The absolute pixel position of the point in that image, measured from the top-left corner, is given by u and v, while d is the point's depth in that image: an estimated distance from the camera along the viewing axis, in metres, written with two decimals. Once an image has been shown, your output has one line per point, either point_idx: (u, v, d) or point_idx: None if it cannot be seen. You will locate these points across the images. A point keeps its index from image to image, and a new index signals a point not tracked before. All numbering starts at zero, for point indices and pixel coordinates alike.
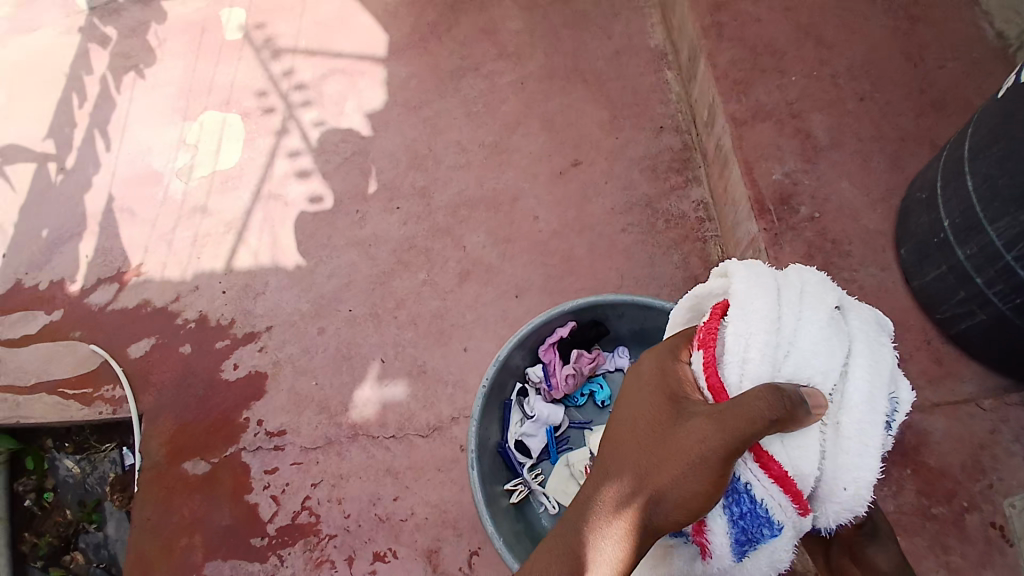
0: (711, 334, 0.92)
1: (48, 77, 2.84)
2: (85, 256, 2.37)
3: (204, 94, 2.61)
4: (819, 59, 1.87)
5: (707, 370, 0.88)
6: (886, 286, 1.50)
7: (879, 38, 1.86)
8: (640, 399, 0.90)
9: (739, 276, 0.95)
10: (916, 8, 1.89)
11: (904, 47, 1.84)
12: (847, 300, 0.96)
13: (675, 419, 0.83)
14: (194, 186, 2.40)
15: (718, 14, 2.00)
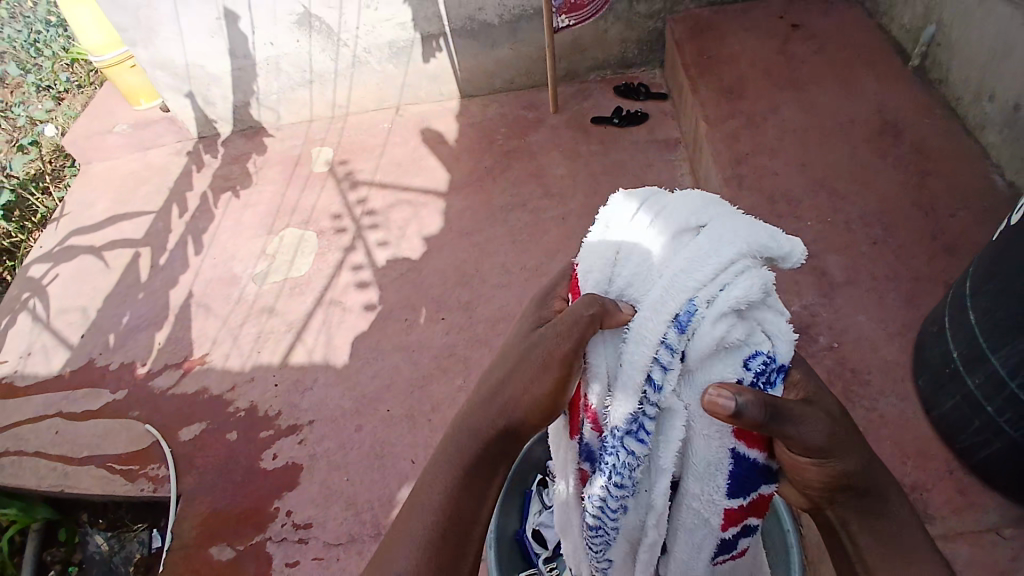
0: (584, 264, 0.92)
1: (157, 190, 3.37)
2: (158, 343, 2.63)
3: (289, 213, 3.02)
4: (832, 207, 2.08)
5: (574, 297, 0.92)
6: (907, 415, 1.54)
7: (889, 192, 2.07)
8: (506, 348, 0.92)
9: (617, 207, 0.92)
10: (922, 169, 2.11)
11: (914, 200, 2.03)
12: (720, 214, 0.81)
13: (527, 355, 0.86)
14: (266, 289, 2.71)
15: (739, 168, 2.28)
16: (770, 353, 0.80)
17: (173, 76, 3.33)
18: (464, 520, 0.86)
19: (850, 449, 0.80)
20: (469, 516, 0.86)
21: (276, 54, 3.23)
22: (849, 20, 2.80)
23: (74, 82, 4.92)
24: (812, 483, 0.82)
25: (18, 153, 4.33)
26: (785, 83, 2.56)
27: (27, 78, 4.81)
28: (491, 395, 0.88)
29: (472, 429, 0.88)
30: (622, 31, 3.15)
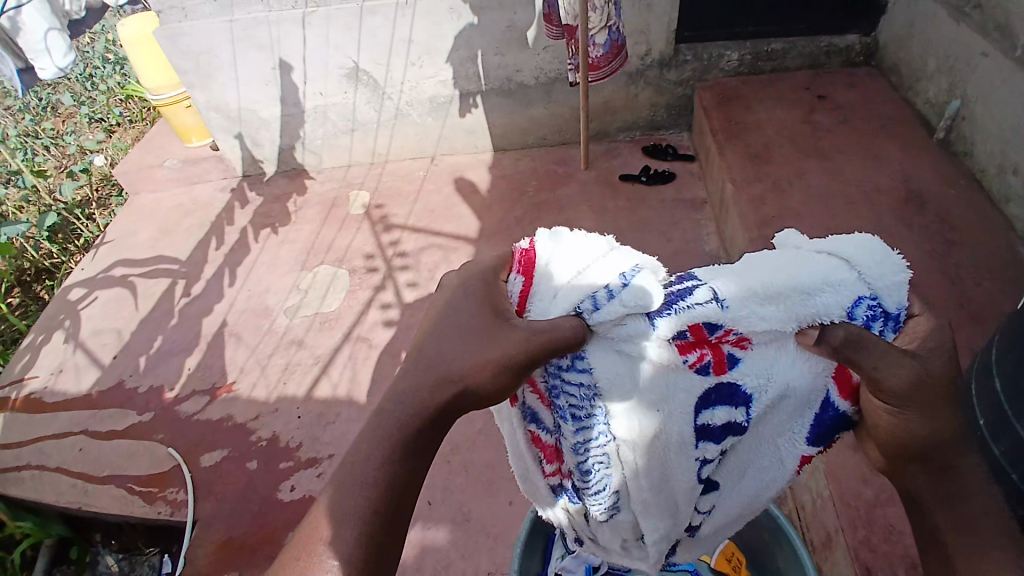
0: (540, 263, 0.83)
1: (200, 223, 3.53)
2: (188, 369, 2.70)
3: (323, 251, 3.13)
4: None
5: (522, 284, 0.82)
6: None
7: (915, 259, 2.10)
8: (453, 314, 0.78)
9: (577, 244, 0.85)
10: (949, 237, 2.14)
11: (941, 267, 2.05)
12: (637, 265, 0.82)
13: (488, 330, 0.76)
14: (297, 322, 2.78)
15: (765, 229, 2.33)
16: (874, 296, 0.79)
17: (226, 118, 3.53)
18: (397, 506, 0.75)
19: (931, 408, 0.75)
20: (402, 503, 0.76)
21: (323, 103, 3.43)
22: (873, 95, 2.91)
23: (127, 117, 5.22)
24: (882, 431, 0.79)
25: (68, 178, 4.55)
26: (811, 150, 2.65)
27: (83, 111, 5.14)
28: (434, 370, 0.76)
29: (408, 407, 0.75)
30: (652, 96, 3.30)
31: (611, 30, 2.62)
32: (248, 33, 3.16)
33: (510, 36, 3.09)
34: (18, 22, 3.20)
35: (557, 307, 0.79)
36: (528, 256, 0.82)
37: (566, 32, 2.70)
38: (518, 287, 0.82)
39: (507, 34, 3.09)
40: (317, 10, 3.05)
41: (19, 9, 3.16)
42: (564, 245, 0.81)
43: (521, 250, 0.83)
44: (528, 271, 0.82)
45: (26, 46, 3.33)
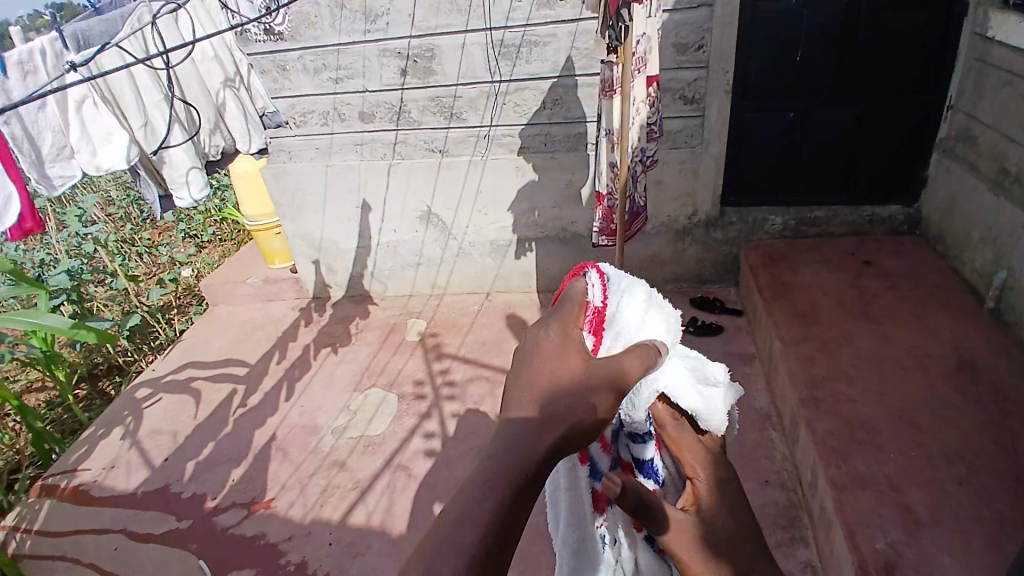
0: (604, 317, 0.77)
1: (267, 338, 3.79)
2: (232, 480, 2.76)
3: (376, 374, 3.27)
4: (913, 441, 2.04)
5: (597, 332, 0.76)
6: None
7: (971, 430, 2.03)
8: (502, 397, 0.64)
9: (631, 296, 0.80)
10: (1009, 411, 2.07)
11: (1002, 441, 1.97)
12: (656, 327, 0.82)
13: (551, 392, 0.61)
14: (343, 442, 2.85)
15: (815, 389, 2.32)
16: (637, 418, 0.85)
17: (308, 246, 3.93)
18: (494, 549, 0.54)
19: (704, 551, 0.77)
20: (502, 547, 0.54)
21: (395, 239, 3.79)
22: (919, 263, 2.99)
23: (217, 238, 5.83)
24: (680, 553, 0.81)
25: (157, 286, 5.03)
26: (859, 313, 2.69)
27: (180, 228, 5.82)
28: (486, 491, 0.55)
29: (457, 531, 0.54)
30: (699, 252, 3.48)
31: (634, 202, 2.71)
32: (340, 177, 3.64)
33: (567, 193, 3.42)
34: (166, 161, 3.34)
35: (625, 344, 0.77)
36: (600, 288, 0.78)
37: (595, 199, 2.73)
38: (586, 334, 0.75)
39: (565, 191, 3.42)
40: (402, 163, 3.52)
41: (169, 148, 3.28)
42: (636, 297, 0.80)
43: (592, 277, 0.79)
44: (595, 316, 0.76)
45: (169, 178, 3.41)
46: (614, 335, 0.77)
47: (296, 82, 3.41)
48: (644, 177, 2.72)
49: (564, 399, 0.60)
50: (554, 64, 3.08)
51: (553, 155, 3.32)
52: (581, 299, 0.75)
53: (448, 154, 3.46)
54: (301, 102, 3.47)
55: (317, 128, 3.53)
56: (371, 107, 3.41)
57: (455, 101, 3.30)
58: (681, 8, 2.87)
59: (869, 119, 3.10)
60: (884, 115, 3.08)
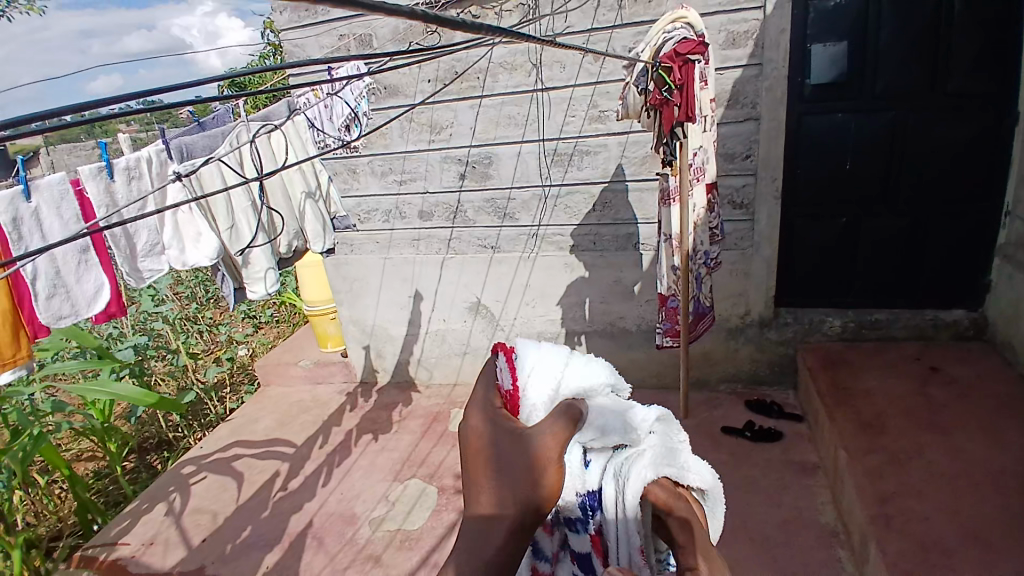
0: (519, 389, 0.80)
1: (312, 420, 3.83)
2: (264, 566, 2.70)
3: (417, 464, 3.23)
4: (993, 566, 1.81)
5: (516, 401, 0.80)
6: None
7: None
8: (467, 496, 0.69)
9: (544, 361, 0.81)
10: None
11: None
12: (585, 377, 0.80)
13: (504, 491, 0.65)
14: (378, 535, 2.76)
15: (884, 505, 2.13)
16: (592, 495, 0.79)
17: (360, 332, 4.05)
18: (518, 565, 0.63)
19: None
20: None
21: (444, 328, 3.86)
22: (991, 370, 2.81)
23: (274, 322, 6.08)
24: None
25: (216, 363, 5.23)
26: (928, 424, 2.51)
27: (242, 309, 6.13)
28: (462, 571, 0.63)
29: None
30: (753, 351, 3.39)
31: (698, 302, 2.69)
32: (396, 269, 3.82)
33: (615, 289, 3.45)
34: (248, 259, 3.29)
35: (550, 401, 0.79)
36: (509, 370, 0.81)
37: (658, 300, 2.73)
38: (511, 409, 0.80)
39: (613, 287, 3.45)
40: (456, 257, 3.68)
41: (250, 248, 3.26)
42: (543, 361, 0.81)
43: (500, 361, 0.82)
44: (512, 399, 0.80)
45: (248, 274, 3.35)
46: (533, 407, 0.79)
47: (364, 183, 3.72)
48: (708, 279, 2.73)
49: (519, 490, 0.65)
50: (604, 170, 3.23)
51: (602, 253, 3.40)
52: (492, 392, 0.78)
53: (500, 250, 3.59)
54: (367, 199, 3.75)
55: (379, 225, 3.79)
56: (430, 207, 3.64)
57: (509, 203, 3.48)
58: (728, 122, 3.01)
59: (922, 227, 3.08)
60: (936, 224, 3.06)
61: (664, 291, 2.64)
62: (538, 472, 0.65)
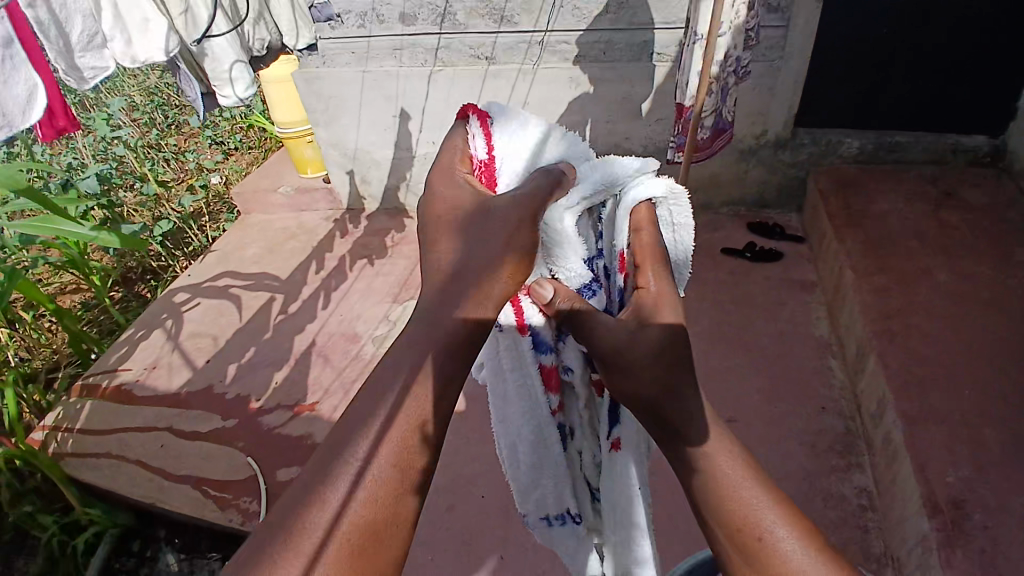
0: (491, 164, 0.95)
1: (301, 246, 3.71)
2: (274, 383, 2.76)
3: (416, 287, 3.19)
4: (992, 379, 1.96)
5: (486, 172, 0.95)
6: None
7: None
8: (426, 263, 0.87)
9: (513, 133, 0.95)
10: None
11: None
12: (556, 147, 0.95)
13: (461, 248, 0.84)
14: (385, 352, 2.81)
15: (889, 321, 2.23)
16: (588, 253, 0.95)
17: (343, 155, 3.76)
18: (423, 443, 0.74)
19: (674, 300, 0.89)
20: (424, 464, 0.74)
21: (435, 151, 3.60)
22: (1001, 198, 2.82)
23: (243, 147, 5.61)
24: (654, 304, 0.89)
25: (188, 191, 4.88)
26: (937, 247, 2.56)
27: (206, 134, 5.60)
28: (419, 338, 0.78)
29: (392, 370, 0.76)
30: (762, 175, 3.28)
31: (718, 116, 2.45)
32: (379, 84, 3.42)
33: (625, 106, 3.18)
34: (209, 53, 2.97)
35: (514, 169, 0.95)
36: (482, 142, 0.95)
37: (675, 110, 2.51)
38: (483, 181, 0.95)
39: (622, 104, 3.18)
40: (445, 69, 3.29)
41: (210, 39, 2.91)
42: (514, 131, 0.95)
43: (474, 128, 0.94)
44: (484, 167, 0.95)
45: (214, 73, 3.06)
46: (506, 175, 0.95)
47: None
48: (734, 89, 2.49)
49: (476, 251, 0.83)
50: None
51: (612, 66, 3.08)
52: (463, 164, 0.94)
53: (495, 62, 3.22)
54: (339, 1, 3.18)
55: (353, 31, 3.28)
56: (412, 8, 3.13)
57: (507, 3, 3.03)
58: None
59: (960, 42, 2.79)
60: (976, 40, 2.77)
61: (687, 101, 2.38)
62: (495, 225, 0.84)
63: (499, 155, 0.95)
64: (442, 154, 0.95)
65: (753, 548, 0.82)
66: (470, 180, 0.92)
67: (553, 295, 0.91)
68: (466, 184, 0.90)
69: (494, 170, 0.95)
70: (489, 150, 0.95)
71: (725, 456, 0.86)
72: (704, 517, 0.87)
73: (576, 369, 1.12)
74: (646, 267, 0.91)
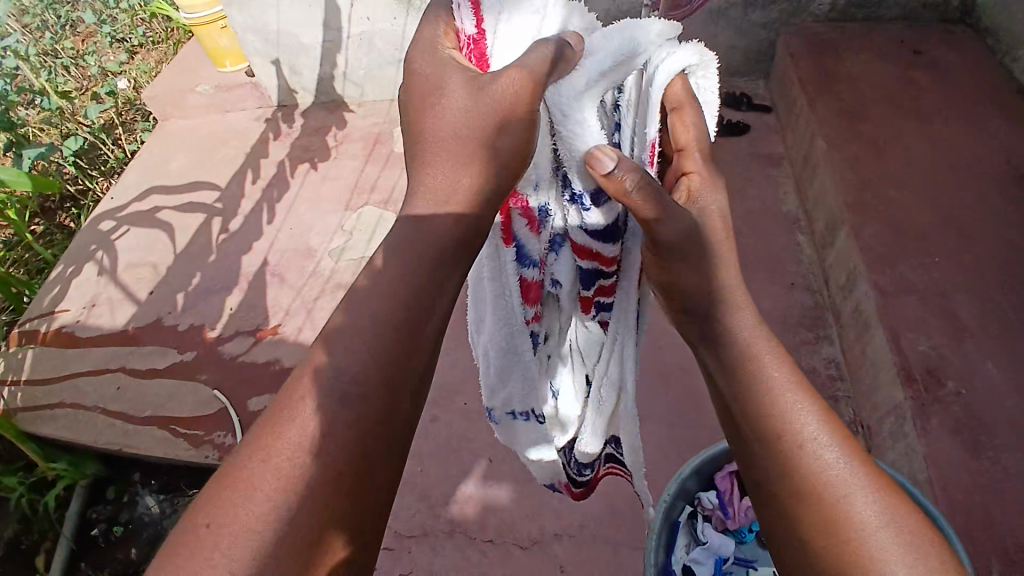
0: (483, 45, 0.92)
1: (232, 153, 3.33)
2: (229, 308, 2.59)
3: (368, 191, 2.94)
4: (963, 247, 1.99)
5: (479, 52, 0.93)
6: None
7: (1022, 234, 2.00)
8: (411, 155, 0.91)
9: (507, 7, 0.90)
10: None
11: None
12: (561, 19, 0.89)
13: (442, 144, 0.87)
14: (344, 265, 2.64)
15: (862, 192, 2.18)
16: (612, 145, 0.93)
17: (264, 41, 3.27)
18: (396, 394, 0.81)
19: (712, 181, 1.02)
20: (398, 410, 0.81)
21: (370, 29, 3.12)
22: (973, 56, 2.72)
23: (144, 39, 4.83)
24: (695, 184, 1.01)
25: (93, 101, 4.23)
26: (909, 110, 2.48)
27: (102, 29, 4.77)
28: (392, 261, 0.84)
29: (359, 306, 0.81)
30: (732, 38, 3.03)
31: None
32: None
33: None
34: None
35: (504, 47, 0.92)
36: (472, 19, 0.92)
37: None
38: (476, 63, 0.94)
39: None
40: None
41: None
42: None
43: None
44: (473, 44, 0.93)
45: None
46: (497, 50, 0.92)
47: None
48: None
49: (457, 152, 0.87)
50: None
51: None
52: (453, 44, 0.93)
53: None
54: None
55: None
56: None
57: None
58: None
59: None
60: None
61: None
62: (474, 119, 0.86)
63: (494, 33, 0.91)
64: (432, 32, 0.94)
65: (785, 448, 0.94)
66: (457, 58, 0.92)
67: (616, 165, 0.84)
68: (450, 63, 0.90)
69: (487, 49, 0.93)
70: (480, 27, 0.92)
71: (763, 361, 0.99)
72: (739, 428, 1.00)
73: (564, 282, 1.13)
74: (690, 147, 1.01)
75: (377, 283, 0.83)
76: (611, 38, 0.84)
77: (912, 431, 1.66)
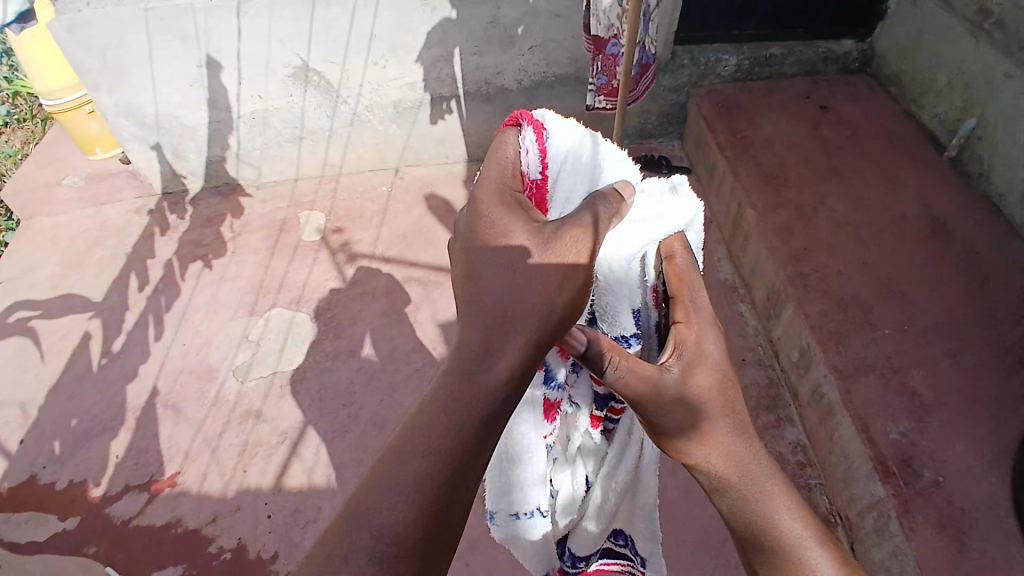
0: (545, 189, 0.82)
1: (110, 255, 2.87)
2: (115, 456, 2.17)
3: (276, 290, 2.59)
4: (905, 314, 1.95)
5: (543, 195, 0.82)
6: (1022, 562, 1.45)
7: (955, 295, 1.98)
8: (461, 280, 0.72)
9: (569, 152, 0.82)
10: (981, 267, 2.07)
11: (979, 306, 1.95)
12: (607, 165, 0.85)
13: (507, 271, 0.69)
14: (251, 386, 2.27)
15: (799, 264, 2.14)
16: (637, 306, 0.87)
17: (140, 125, 2.83)
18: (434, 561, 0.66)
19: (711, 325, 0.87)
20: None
21: (265, 107, 2.80)
22: (873, 110, 2.80)
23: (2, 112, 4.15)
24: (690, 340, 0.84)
25: None
26: (823, 171, 2.50)
27: None
28: (436, 400, 0.68)
29: (403, 460, 0.66)
30: (645, 103, 3.00)
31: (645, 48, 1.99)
32: (169, 24, 2.47)
33: (490, 34, 2.61)
34: None
35: (564, 195, 0.83)
36: (537, 161, 0.80)
37: (590, 43, 1.90)
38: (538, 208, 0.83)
39: (487, 32, 2.60)
40: None
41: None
42: (570, 144, 0.81)
43: (528, 139, 0.79)
44: (536, 188, 0.80)
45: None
46: (559, 197, 0.83)
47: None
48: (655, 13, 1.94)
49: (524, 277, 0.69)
50: None
51: None
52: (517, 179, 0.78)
53: None
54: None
55: None
56: None
57: None
58: None
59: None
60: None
61: (603, 30, 1.82)
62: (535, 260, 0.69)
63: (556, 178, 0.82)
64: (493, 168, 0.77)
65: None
66: (521, 199, 0.75)
67: (588, 345, 0.73)
68: (516, 208, 0.73)
69: (547, 194, 0.82)
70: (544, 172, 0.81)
71: (771, 488, 0.87)
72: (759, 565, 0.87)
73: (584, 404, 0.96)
74: (682, 296, 0.87)
75: (420, 429, 0.67)
76: (666, 206, 0.85)
77: (899, 532, 1.56)
